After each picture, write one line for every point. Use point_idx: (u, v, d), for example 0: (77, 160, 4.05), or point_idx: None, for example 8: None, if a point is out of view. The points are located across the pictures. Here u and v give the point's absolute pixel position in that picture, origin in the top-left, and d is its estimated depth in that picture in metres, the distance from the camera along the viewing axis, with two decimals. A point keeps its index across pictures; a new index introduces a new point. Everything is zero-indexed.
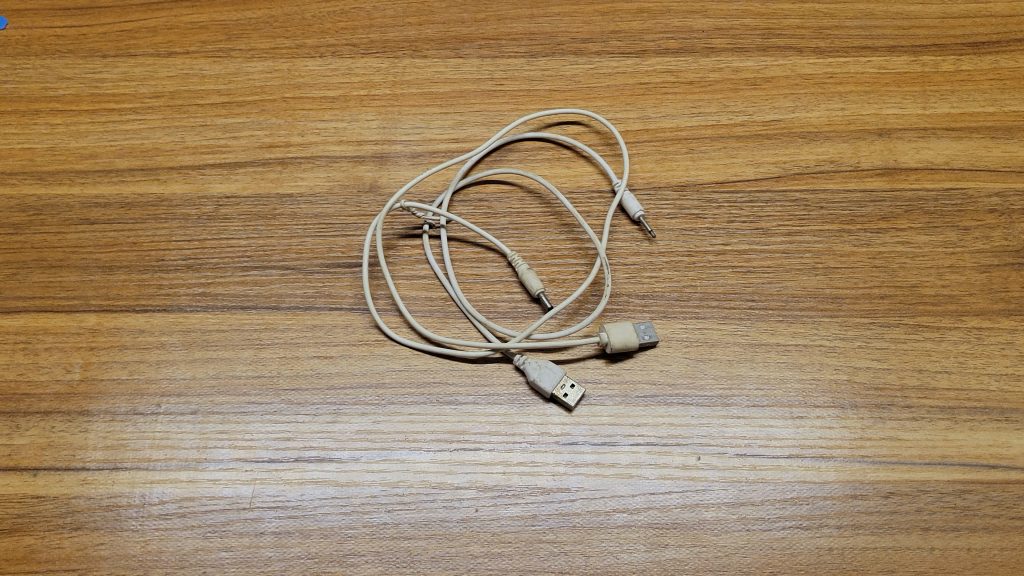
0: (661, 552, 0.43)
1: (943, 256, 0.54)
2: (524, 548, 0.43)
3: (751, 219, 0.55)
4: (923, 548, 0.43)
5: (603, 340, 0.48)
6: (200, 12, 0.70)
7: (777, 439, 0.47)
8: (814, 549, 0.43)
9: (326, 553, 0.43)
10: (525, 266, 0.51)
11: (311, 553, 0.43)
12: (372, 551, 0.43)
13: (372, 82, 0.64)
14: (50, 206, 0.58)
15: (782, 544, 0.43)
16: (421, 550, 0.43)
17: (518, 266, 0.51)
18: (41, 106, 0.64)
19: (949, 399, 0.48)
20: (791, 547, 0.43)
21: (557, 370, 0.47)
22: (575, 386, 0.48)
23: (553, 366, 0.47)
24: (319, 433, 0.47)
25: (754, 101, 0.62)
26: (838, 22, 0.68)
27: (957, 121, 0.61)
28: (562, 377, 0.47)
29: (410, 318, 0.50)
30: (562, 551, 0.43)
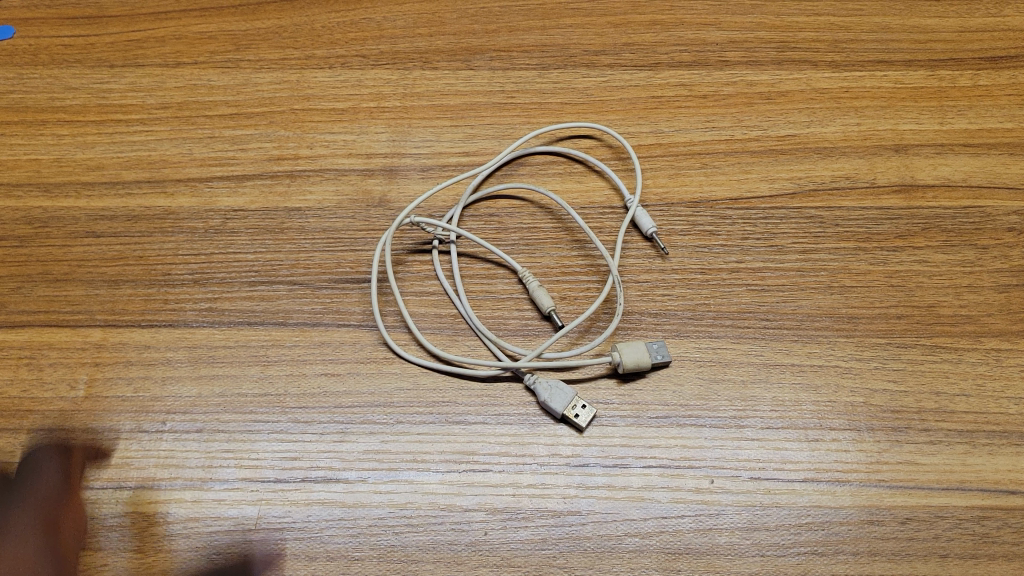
0: None
1: (960, 275, 0.50)
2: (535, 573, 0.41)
3: (765, 236, 0.51)
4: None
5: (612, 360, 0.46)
6: (209, 22, 0.61)
7: (792, 463, 0.44)
8: None
9: None
10: (535, 282, 0.48)
11: None
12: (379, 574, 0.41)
13: (413, 91, 0.58)
14: (56, 219, 0.52)
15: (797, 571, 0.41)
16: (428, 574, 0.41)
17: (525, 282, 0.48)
18: (92, 114, 0.57)
19: (968, 423, 0.45)
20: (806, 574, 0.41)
21: (568, 390, 0.45)
22: (585, 406, 0.45)
23: (563, 386, 0.45)
24: (326, 452, 0.44)
25: (769, 115, 0.56)
26: (884, 22, 0.61)
27: (976, 137, 0.55)
28: (573, 397, 0.45)
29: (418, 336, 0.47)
30: None
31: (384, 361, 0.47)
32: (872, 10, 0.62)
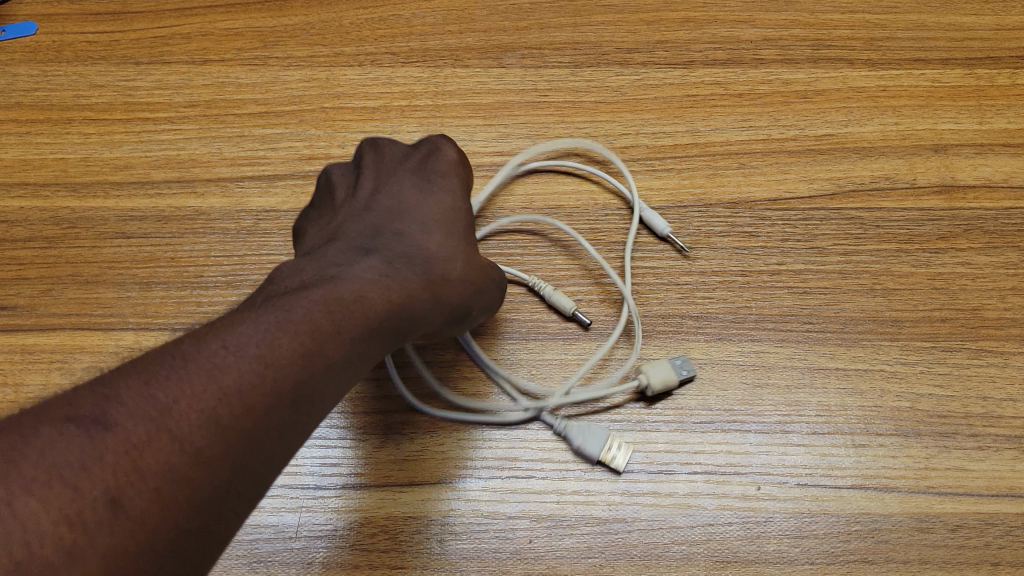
0: None
1: (1004, 278, 0.49)
2: None
3: (805, 238, 0.51)
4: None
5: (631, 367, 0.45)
6: (235, 18, 0.60)
7: (839, 469, 0.44)
8: None
9: None
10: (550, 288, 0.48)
11: None
12: None
13: (445, 90, 0.57)
14: (85, 220, 0.51)
15: None
16: None
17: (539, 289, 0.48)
18: (119, 113, 0.56)
19: (1017, 428, 0.44)
20: None
21: (602, 432, 0.43)
22: (621, 446, 0.43)
23: (597, 429, 0.43)
24: (367, 458, 0.44)
25: (806, 114, 0.56)
26: (920, 19, 0.60)
27: (1015, 136, 0.55)
28: (608, 440, 0.43)
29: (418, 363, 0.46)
30: None
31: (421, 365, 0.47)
32: (908, 7, 0.61)
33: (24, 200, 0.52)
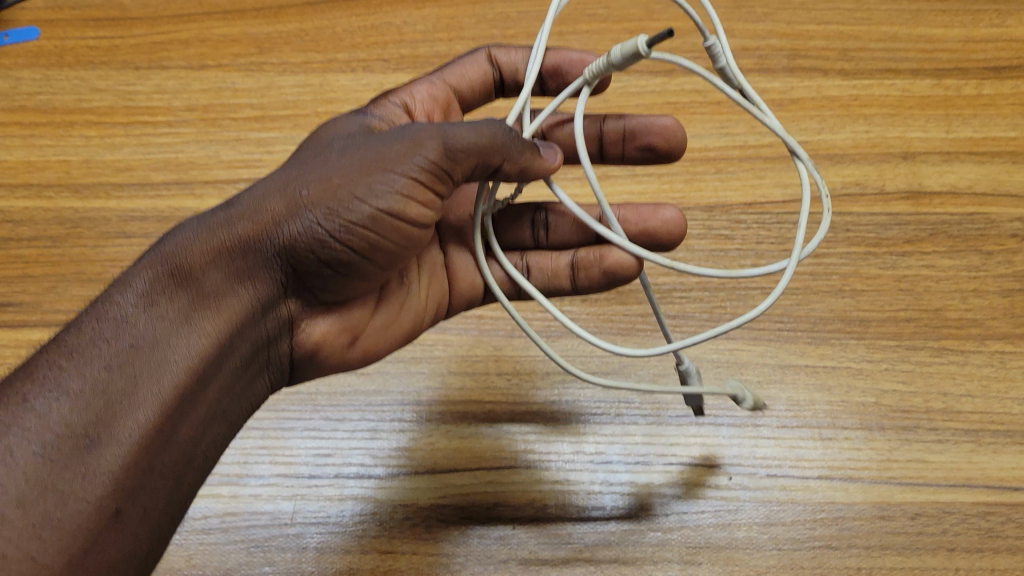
0: (695, 571, 0.43)
1: (966, 280, 0.52)
2: (562, 566, 0.43)
3: (778, 240, 0.53)
4: (948, 569, 0.43)
5: (794, 151, 0.36)
6: (232, 24, 0.62)
7: (807, 461, 0.46)
8: (843, 568, 0.43)
9: (369, 568, 0.43)
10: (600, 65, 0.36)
11: (353, 570, 0.43)
12: (411, 568, 0.43)
13: None
14: (88, 220, 0.53)
15: (812, 564, 0.43)
16: (459, 567, 0.43)
17: (587, 91, 0.37)
18: (119, 116, 0.58)
19: (974, 422, 0.47)
20: (821, 566, 0.43)
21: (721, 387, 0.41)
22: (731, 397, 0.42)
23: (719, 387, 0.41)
24: (359, 449, 0.46)
25: (780, 122, 0.58)
26: (891, 31, 0.63)
27: (980, 145, 0.57)
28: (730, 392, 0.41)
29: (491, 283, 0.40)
30: (598, 570, 0.43)
31: (411, 361, 0.49)
32: (881, 18, 0.63)
33: (28, 200, 0.54)
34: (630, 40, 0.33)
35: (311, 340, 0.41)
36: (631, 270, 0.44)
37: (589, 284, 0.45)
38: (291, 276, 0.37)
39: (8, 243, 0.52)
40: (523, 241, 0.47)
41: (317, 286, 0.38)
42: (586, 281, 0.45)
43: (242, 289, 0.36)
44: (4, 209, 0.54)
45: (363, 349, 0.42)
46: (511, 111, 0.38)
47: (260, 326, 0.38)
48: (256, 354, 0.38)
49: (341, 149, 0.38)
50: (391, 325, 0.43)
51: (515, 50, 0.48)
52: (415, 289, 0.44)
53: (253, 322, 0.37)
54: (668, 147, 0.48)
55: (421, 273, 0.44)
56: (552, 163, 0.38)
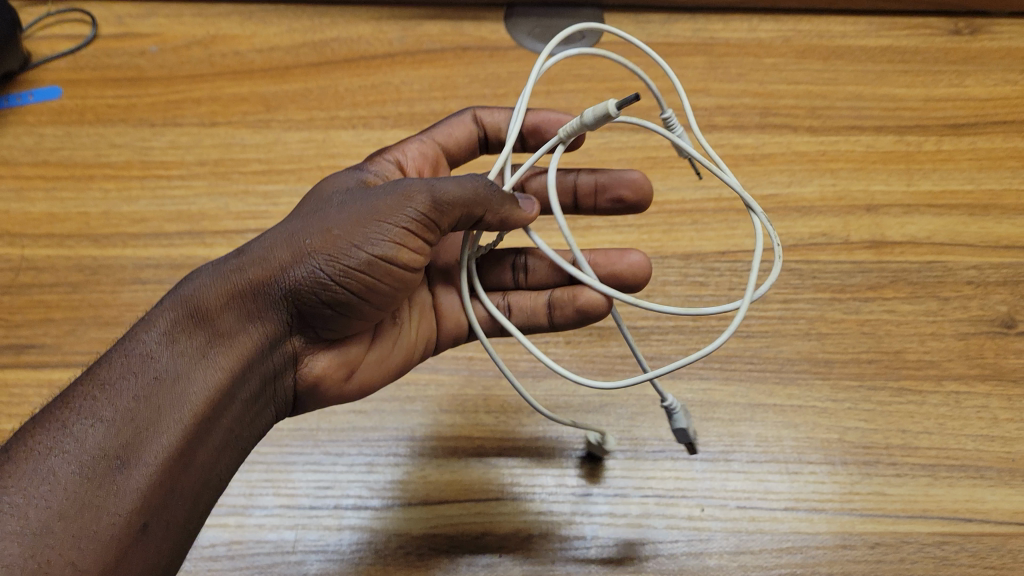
0: None
1: (924, 324, 0.55)
2: None
3: (749, 287, 0.57)
4: None
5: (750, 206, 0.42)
6: (241, 84, 0.67)
7: (774, 493, 0.49)
8: None
9: None
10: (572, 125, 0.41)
11: None
12: None
13: None
14: (106, 267, 0.57)
15: None
16: None
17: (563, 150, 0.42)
18: (136, 170, 0.62)
19: (930, 457, 0.51)
20: None
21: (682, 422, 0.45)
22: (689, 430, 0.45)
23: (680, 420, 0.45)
24: (356, 481, 0.50)
25: (752, 176, 0.62)
26: (856, 91, 0.67)
27: (939, 198, 0.61)
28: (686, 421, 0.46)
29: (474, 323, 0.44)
30: None
31: (406, 399, 0.53)
32: (847, 78, 0.68)
33: (50, 249, 0.58)
34: (599, 104, 0.39)
35: (312, 375, 0.44)
36: (602, 308, 0.47)
37: (564, 322, 0.48)
38: (295, 315, 0.42)
39: (32, 289, 0.56)
40: (504, 283, 0.51)
41: (320, 324, 0.43)
42: (562, 319, 0.48)
43: (252, 328, 0.40)
44: (28, 257, 0.58)
45: (359, 383, 0.46)
46: (493, 171, 0.43)
47: (269, 360, 0.42)
48: (264, 388, 0.42)
49: (339, 202, 0.42)
50: (385, 361, 0.47)
51: (499, 110, 0.54)
52: (408, 327, 0.48)
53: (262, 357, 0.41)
54: (636, 197, 0.52)
55: (412, 313, 0.48)
56: (528, 214, 0.44)
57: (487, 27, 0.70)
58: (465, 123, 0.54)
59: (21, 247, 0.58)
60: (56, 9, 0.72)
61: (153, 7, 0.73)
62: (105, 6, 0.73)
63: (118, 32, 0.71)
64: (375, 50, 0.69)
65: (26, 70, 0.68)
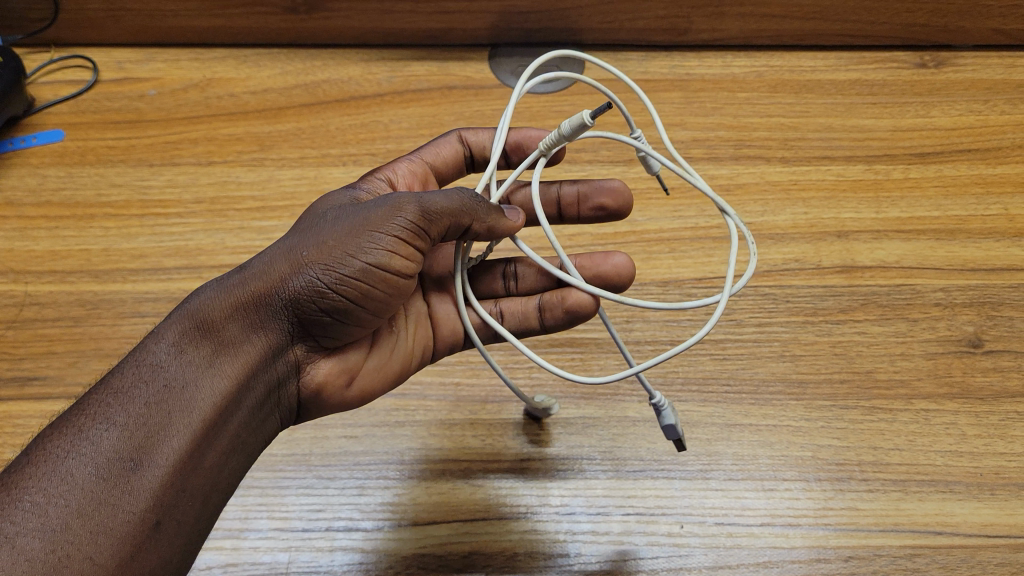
0: None
1: (894, 344, 0.58)
2: None
3: (725, 311, 0.59)
4: None
5: (723, 209, 0.47)
6: (236, 125, 0.69)
7: (751, 509, 0.51)
8: None
9: None
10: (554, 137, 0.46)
11: None
12: None
13: None
14: (106, 302, 0.59)
15: None
16: None
17: (546, 161, 0.47)
18: (135, 208, 0.64)
19: (901, 473, 0.52)
20: None
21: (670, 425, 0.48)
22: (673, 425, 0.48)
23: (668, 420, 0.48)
24: (347, 504, 0.51)
25: (728, 206, 0.65)
26: (826, 123, 0.70)
27: (907, 224, 0.64)
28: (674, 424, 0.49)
29: (470, 330, 0.47)
30: None
31: (395, 424, 0.55)
32: (817, 111, 0.71)
33: (52, 285, 0.60)
34: (576, 115, 0.43)
35: (315, 381, 0.47)
36: (589, 308, 0.50)
37: (554, 324, 0.52)
38: (295, 324, 0.44)
39: (35, 323, 0.58)
40: (495, 291, 0.54)
41: (319, 333, 0.46)
42: (552, 320, 0.52)
43: (255, 338, 0.43)
44: (31, 293, 0.60)
45: (359, 390, 0.48)
46: (478, 184, 0.47)
47: (272, 368, 0.45)
48: (270, 396, 0.45)
49: (333, 216, 0.46)
50: (384, 368, 0.49)
51: (481, 131, 0.58)
52: (404, 336, 0.51)
53: (267, 365, 0.44)
54: (616, 206, 0.57)
55: (407, 322, 0.51)
56: (514, 222, 0.47)
57: (472, 67, 0.73)
58: (453, 143, 0.58)
59: (25, 283, 0.61)
60: (58, 55, 0.75)
61: (152, 53, 0.76)
62: (105, 52, 0.76)
63: (118, 77, 0.74)
64: (365, 90, 0.72)
65: (29, 114, 0.71)
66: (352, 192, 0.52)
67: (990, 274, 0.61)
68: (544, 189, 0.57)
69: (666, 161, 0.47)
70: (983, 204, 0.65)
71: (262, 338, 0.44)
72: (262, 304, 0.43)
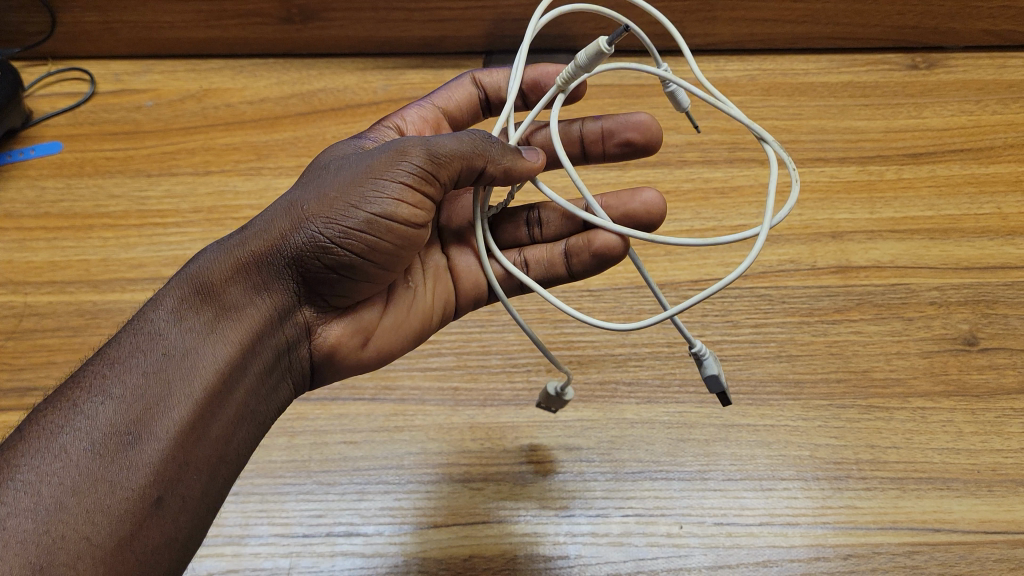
0: None
1: (890, 343, 0.58)
2: None
3: (721, 313, 0.60)
4: None
5: (761, 137, 0.46)
6: (233, 134, 0.70)
7: (750, 509, 0.51)
8: None
9: None
10: (575, 68, 0.45)
11: None
12: None
13: None
14: (105, 311, 0.59)
15: None
16: None
17: (563, 97, 0.48)
18: (133, 219, 0.65)
19: (899, 471, 0.53)
20: None
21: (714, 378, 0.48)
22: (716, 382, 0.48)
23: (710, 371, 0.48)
24: (347, 509, 0.52)
25: (723, 208, 0.65)
26: (819, 125, 0.70)
27: (901, 224, 0.64)
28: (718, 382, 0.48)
29: (491, 278, 0.48)
30: None
31: (394, 430, 0.55)
32: (810, 112, 0.71)
33: (51, 295, 0.60)
34: (592, 44, 0.43)
35: (326, 343, 0.48)
36: (618, 249, 0.51)
37: (582, 268, 0.52)
38: (301, 283, 0.45)
39: (35, 333, 0.59)
40: (519, 239, 0.55)
41: (328, 292, 0.47)
42: (579, 266, 0.52)
43: (259, 300, 0.44)
44: (30, 304, 0.60)
45: (375, 349, 0.50)
46: (495, 128, 0.48)
47: (280, 332, 0.46)
48: (278, 359, 0.46)
49: (336, 170, 0.46)
50: (401, 325, 0.51)
51: (494, 71, 0.59)
52: (421, 291, 0.52)
53: (272, 328, 0.45)
54: (643, 142, 0.57)
55: (425, 276, 0.53)
56: (534, 162, 0.47)
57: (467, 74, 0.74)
58: (464, 87, 0.59)
59: (25, 294, 0.61)
60: (56, 68, 0.76)
61: (149, 65, 0.76)
62: (102, 64, 0.76)
63: (115, 89, 0.74)
64: (361, 99, 0.72)
65: (28, 126, 0.71)
66: (363, 142, 0.53)
67: (985, 273, 0.61)
68: (566, 129, 0.57)
69: (694, 90, 0.46)
70: (976, 203, 0.65)
71: (268, 299, 0.44)
72: (264, 264, 0.44)
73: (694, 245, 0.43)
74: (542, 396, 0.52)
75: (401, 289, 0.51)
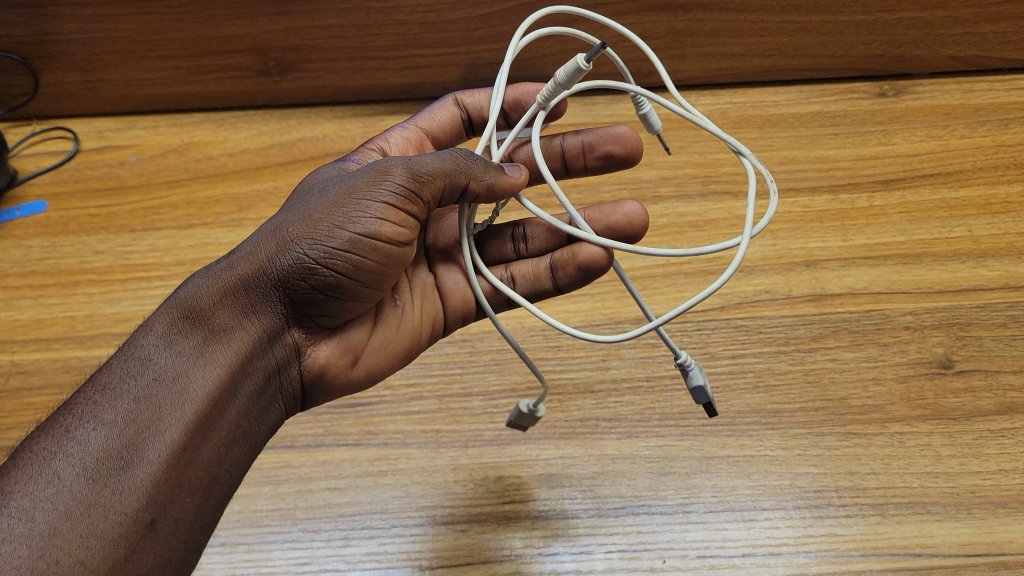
0: None
1: (866, 369, 0.59)
2: None
3: (699, 346, 0.61)
4: None
5: (738, 150, 0.48)
6: (215, 187, 0.71)
7: (732, 540, 0.52)
8: None
9: None
10: (557, 84, 0.46)
11: None
12: None
13: None
14: (91, 367, 0.60)
15: None
16: None
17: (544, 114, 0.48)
18: (117, 274, 0.66)
19: (878, 497, 0.53)
20: None
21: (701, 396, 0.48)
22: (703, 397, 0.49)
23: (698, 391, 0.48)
24: (333, 556, 0.52)
25: (697, 241, 0.66)
26: (790, 155, 0.72)
27: (873, 251, 0.65)
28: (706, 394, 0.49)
29: (478, 296, 0.49)
30: None
31: (379, 474, 0.55)
32: (782, 143, 0.73)
33: (37, 353, 0.61)
34: (573, 59, 0.44)
35: (317, 364, 0.48)
36: (603, 262, 0.51)
37: (568, 282, 0.53)
38: (289, 305, 0.46)
39: (21, 392, 0.59)
40: (506, 254, 0.56)
41: (316, 313, 0.47)
42: (565, 278, 0.53)
43: (247, 323, 0.45)
44: (17, 362, 0.61)
45: (364, 368, 0.50)
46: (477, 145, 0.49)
47: (269, 354, 0.46)
48: (268, 381, 0.46)
49: (321, 191, 0.47)
50: (389, 343, 0.52)
51: (477, 92, 0.61)
52: (408, 310, 0.53)
53: (260, 350, 0.45)
54: (625, 155, 0.58)
55: (412, 294, 0.53)
56: (517, 179, 0.48)
57: None
58: (447, 108, 0.61)
59: (11, 352, 0.62)
60: (41, 127, 0.78)
61: (132, 121, 0.78)
62: (86, 122, 0.78)
63: (99, 146, 0.76)
64: (339, 147, 0.73)
65: (14, 186, 0.73)
66: (347, 164, 0.55)
67: (958, 296, 0.62)
68: (548, 144, 0.59)
69: (672, 104, 0.48)
70: (948, 227, 0.66)
71: (256, 321, 0.45)
72: (252, 286, 0.45)
73: (676, 256, 0.44)
74: (519, 420, 0.53)
75: (389, 308, 0.52)
